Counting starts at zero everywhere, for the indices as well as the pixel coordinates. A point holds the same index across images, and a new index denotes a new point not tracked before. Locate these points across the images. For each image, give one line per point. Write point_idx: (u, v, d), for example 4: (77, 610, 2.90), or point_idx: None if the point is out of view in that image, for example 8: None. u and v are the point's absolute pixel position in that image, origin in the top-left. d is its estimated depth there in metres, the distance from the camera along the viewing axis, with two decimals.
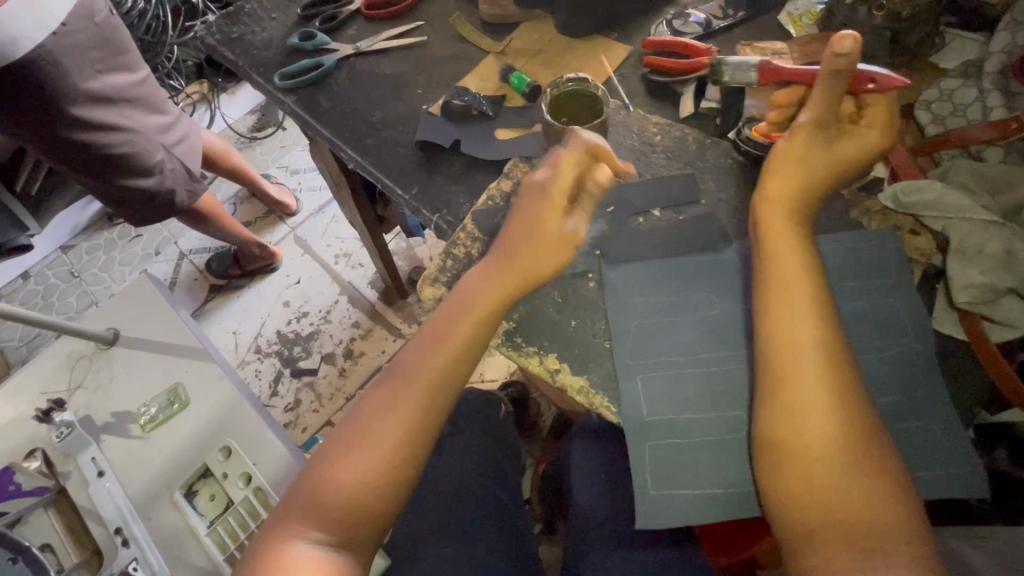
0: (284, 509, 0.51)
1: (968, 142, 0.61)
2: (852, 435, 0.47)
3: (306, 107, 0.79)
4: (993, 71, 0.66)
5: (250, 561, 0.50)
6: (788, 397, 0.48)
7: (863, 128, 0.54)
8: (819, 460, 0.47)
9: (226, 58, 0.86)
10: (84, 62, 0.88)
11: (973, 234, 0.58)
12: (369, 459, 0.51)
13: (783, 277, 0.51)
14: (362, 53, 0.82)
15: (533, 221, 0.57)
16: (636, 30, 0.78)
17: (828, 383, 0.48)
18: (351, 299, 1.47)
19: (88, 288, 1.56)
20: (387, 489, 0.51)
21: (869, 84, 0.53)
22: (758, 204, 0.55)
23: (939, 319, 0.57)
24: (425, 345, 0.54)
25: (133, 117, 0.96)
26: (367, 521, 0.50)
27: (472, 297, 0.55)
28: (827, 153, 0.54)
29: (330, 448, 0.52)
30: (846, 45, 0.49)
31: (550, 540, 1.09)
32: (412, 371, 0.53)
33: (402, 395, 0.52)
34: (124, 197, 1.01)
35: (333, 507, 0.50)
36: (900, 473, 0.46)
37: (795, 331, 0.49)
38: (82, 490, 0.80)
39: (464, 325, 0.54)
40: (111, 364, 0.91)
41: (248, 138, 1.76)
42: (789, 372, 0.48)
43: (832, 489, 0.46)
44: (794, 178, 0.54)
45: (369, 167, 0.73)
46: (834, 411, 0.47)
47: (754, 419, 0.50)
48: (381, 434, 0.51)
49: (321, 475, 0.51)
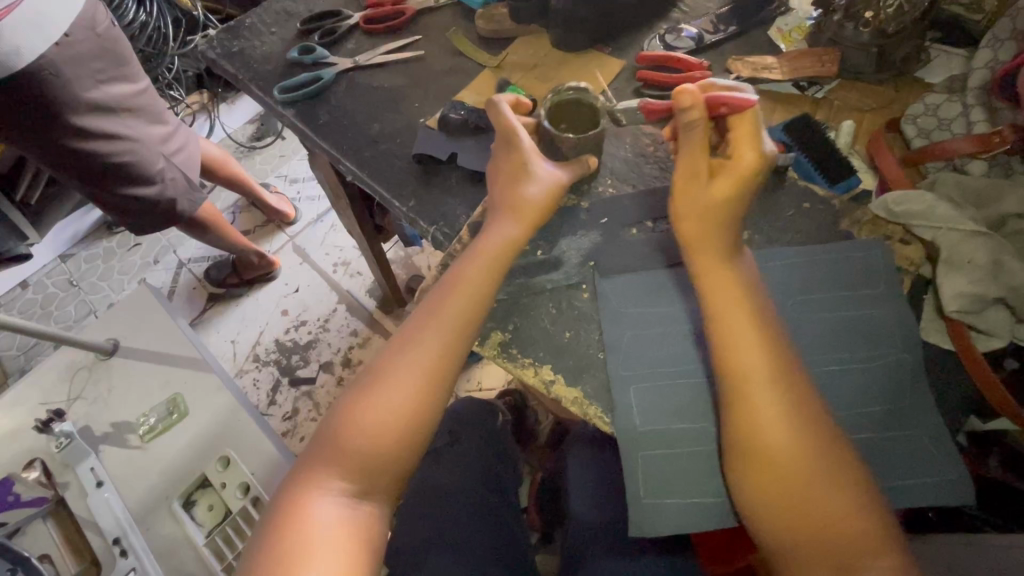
0: (305, 462, 0.53)
1: (952, 153, 0.63)
2: (815, 451, 0.48)
3: (305, 120, 0.80)
4: (976, 86, 0.67)
5: (270, 516, 0.51)
6: (752, 420, 0.49)
7: (732, 164, 0.55)
8: (791, 475, 0.48)
9: (227, 71, 0.87)
10: (87, 72, 0.89)
11: (962, 244, 0.59)
12: (388, 408, 0.52)
13: (734, 303, 0.53)
14: (361, 67, 0.84)
15: (514, 191, 0.61)
16: (629, 45, 0.79)
17: (794, 398, 0.49)
18: (349, 307, 1.48)
19: (86, 297, 1.56)
20: (407, 437, 0.52)
21: (722, 108, 0.55)
22: (696, 246, 0.56)
23: (926, 329, 0.58)
24: (438, 297, 0.58)
25: (134, 127, 0.97)
26: (385, 471, 0.52)
27: (474, 257, 0.59)
28: (712, 188, 0.55)
29: (350, 401, 0.54)
30: (688, 100, 0.54)
31: (547, 549, 1.09)
32: (426, 321, 0.56)
33: (417, 343, 0.55)
34: (124, 205, 1.02)
35: (355, 456, 0.52)
36: (871, 482, 0.48)
37: (768, 346, 0.51)
38: (82, 501, 0.81)
39: (475, 277, 0.58)
40: (110, 374, 0.92)
41: (247, 147, 1.77)
42: (755, 392, 0.50)
43: (804, 501, 0.48)
44: (696, 214, 0.56)
45: (367, 179, 0.74)
46: (796, 429, 0.48)
47: (722, 427, 0.51)
48: (398, 379, 0.53)
49: (340, 426, 0.53)
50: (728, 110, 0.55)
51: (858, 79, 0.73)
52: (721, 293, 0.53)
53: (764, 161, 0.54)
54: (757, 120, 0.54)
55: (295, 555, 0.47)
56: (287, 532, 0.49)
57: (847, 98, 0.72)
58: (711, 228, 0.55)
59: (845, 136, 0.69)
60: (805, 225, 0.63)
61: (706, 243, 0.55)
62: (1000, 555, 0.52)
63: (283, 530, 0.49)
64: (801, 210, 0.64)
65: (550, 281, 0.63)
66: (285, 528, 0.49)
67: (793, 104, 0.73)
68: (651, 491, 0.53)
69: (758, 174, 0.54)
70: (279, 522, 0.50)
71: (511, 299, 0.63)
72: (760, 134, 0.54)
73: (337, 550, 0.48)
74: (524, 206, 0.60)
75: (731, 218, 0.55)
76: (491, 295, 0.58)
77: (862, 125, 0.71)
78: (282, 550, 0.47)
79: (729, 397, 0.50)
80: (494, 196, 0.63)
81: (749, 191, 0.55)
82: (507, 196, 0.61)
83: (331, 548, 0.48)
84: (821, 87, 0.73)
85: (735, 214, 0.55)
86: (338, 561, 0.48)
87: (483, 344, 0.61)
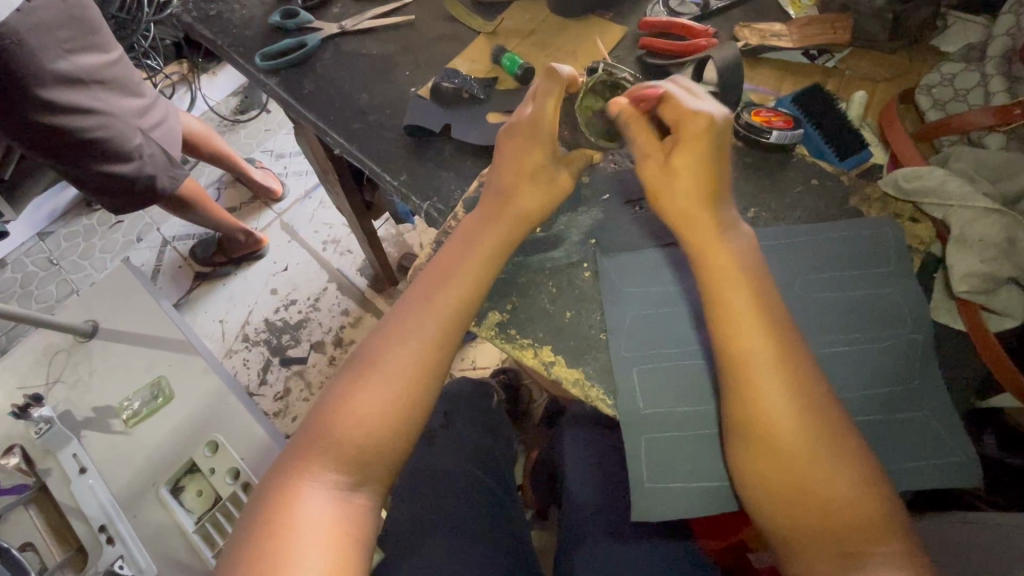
0: (294, 453, 0.51)
1: (970, 128, 0.61)
2: (819, 438, 0.46)
3: (288, 89, 0.76)
4: (997, 55, 0.65)
5: (256, 507, 0.49)
6: (755, 406, 0.47)
7: (678, 140, 0.53)
8: (798, 462, 0.46)
9: (204, 37, 0.82)
10: (52, 41, 0.84)
11: (975, 222, 0.57)
12: (381, 397, 0.50)
13: (732, 282, 0.51)
14: (348, 33, 0.79)
15: (516, 169, 0.57)
16: (632, 10, 0.75)
17: (795, 384, 0.47)
18: (340, 286, 1.45)
19: (67, 276, 1.51)
20: (401, 426, 0.51)
21: (644, 105, 0.56)
22: (692, 226, 0.53)
23: (936, 309, 0.57)
24: (433, 282, 0.55)
25: (107, 100, 0.92)
26: (378, 462, 0.50)
27: (471, 240, 0.57)
28: (670, 165, 0.53)
29: (341, 389, 0.52)
30: (615, 108, 0.56)
31: (543, 525, 1.11)
32: (420, 307, 0.54)
33: (411, 329, 0.53)
34: (99, 184, 0.97)
35: (345, 446, 0.50)
36: (881, 469, 0.46)
37: (771, 332, 0.49)
38: (64, 487, 0.78)
39: (471, 261, 0.55)
40: (91, 357, 0.89)
41: (231, 120, 1.71)
42: (754, 377, 0.48)
43: (811, 491, 0.46)
44: (672, 195, 0.54)
45: (356, 152, 0.70)
46: (801, 415, 0.47)
47: (724, 412, 0.50)
48: (392, 367, 0.51)
49: (331, 416, 0.51)
50: (652, 106, 0.56)
51: (872, 49, 0.70)
52: (730, 272, 0.51)
53: (705, 122, 0.52)
54: (680, 95, 0.54)
55: (282, 550, 0.45)
56: (275, 525, 0.46)
57: (858, 66, 0.70)
58: (702, 205, 0.53)
59: (857, 107, 0.66)
60: (813, 201, 0.61)
61: (697, 222, 0.53)
62: (1004, 535, 0.51)
63: (271, 523, 0.47)
64: (809, 186, 0.62)
65: (550, 260, 0.61)
66: (273, 522, 0.47)
67: (802, 74, 0.69)
68: (654, 476, 0.52)
69: (708, 139, 0.52)
70: (265, 514, 0.48)
71: (509, 277, 0.60)
72: (687, 101, 0.53)
73: (327, 543, 0.46)
74: (521, 182, 0.57)
75: (705, 188, 0.53)
76: (488, 279, 0.56)
77: (873, 96, 0.68)
78: (269, 545, 0.45)
79: (731, 381, 0.49)
80: (488, 174, 0.60)
81: (705, 156, 0.52)
82: (503, 173, 0.58)
83: (321, 542, 0.46)
84: (832, 56, 0.70)
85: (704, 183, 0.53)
86: (328, 555, 0.46)
87: (480, 325, 0.58)
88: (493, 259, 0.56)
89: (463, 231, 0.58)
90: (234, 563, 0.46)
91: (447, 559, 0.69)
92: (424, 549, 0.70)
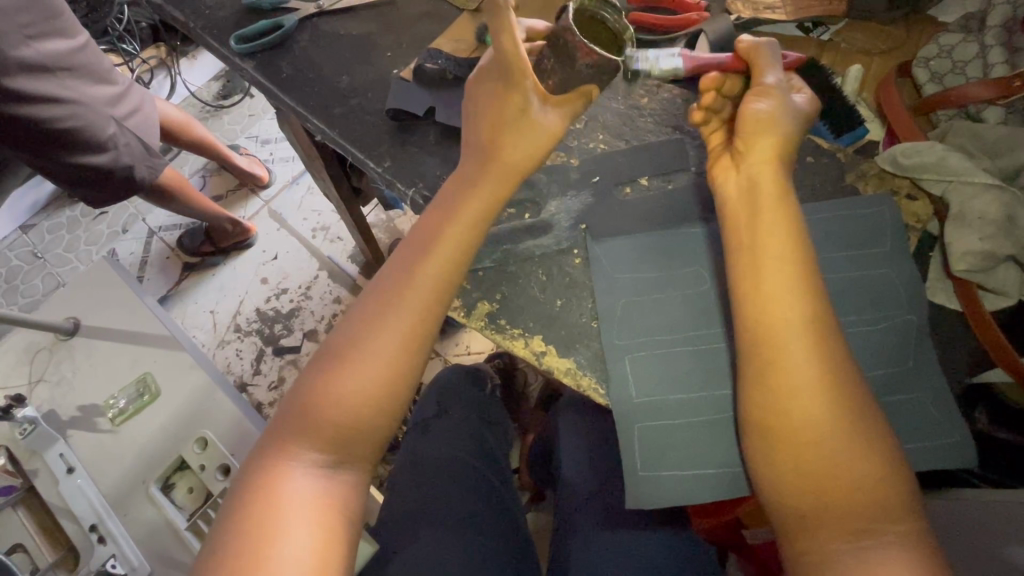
0: (276, 431, 0.50)
1: (968, 100, 0.60)
2: (837, 424, 0.45)
3: (266, 73, 0.73)
4: (995, 26, 0.65)
5: (242, 485, 0.48)
6: (773, 391, 0.46)
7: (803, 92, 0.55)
8: (817, 444, 0.45)
9: (177, 20, 0.78)
10: (12, 27, 0.80)
11: (975, 198, 0.56)
12: (366, 376, 0.49)
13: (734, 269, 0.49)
14: (325, 12, 0.76)
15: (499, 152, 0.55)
16: None
17: (817, 369, 0.46)
18: (331, 274, 1.43)
19: (50, 269, 1.48)
20: (387, 404, 0.49)
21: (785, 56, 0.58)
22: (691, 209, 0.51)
23: (932, 289, 0.56)
24: (417, 257, 0.53)
25: (77, 89, 0.89)
26: (362, 441, 0.49)
27: (461, 219, 0.54)
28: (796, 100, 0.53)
29: (322, 368, 0.50)
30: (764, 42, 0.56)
31: (538, 507, 1.14)
32: (404, 284, 0.52)
33: (395, 307, 0.51)
34: (75, 175, 0.94)
35: (328, 426, 0.49)
36: (897, 455, 0.45)
37: (768, 318, 0.48)
38: (51, 488, 0.77)
39: (457, 237, 0.53)
40: (74, 355, 0.87)
41: (214, 106, 1.66)
42: (779, 360, 0.47)
43: (828, 470, 0.44)
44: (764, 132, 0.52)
45: (338, 138, 0.68)
46: (815, 402, 0.45)
47: (739, 398, 0.49)
48: (376, 345, 0.50)
49: (314, 395, 0.49)
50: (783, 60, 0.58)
51: (869, 20, 0.69)
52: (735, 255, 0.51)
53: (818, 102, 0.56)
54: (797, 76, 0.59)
55: (265, 528, 0.45)
56: (260, 501, 0.46)
57: (855, 39, 0.69)
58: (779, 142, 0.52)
59: (852, 81, 0.65)
60: (809, 179, 0.60)
61: None
62: (1013, 521, 0.51)
63: (255, 502, 0.46)
64: (804, 164, 0.60)
65: (539, 247, 0.60)
66: (258, 498, 0.46)
67: (797, 47, 0.68)
68: (646, 463, 0.51)
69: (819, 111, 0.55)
70: (249, 493, 0.47)
71: (496, 268, 0.59)
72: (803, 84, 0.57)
73: (314, 522, 0.46)
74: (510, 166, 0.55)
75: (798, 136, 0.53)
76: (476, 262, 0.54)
77: (870, 70, 0.68)
78: (254, 525, 0.45)
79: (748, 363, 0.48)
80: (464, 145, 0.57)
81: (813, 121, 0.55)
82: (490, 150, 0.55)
83: (307, 523, 0.46)
84: (827, 29, 0.69)
85: (778, 143, 0.52)
86: (312, 532, 0.45)
87: (468, 315, 0.58)
88: (479, 242, 0.54)
89: (446, 204, 0.55)
90: (218, 541, 0.45)
91: (443, 549, 0.69)
92: (418, 539, 0.69)
